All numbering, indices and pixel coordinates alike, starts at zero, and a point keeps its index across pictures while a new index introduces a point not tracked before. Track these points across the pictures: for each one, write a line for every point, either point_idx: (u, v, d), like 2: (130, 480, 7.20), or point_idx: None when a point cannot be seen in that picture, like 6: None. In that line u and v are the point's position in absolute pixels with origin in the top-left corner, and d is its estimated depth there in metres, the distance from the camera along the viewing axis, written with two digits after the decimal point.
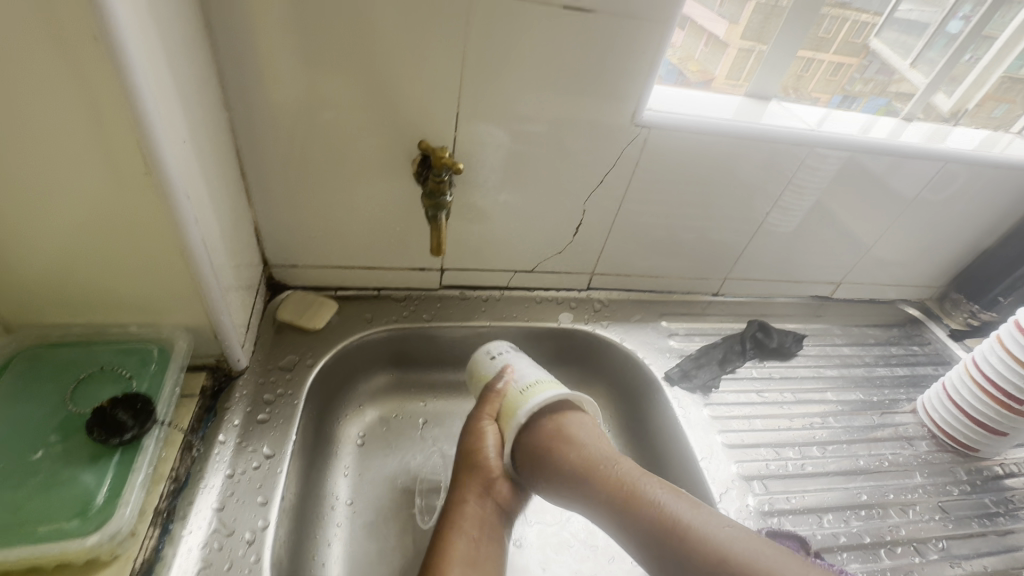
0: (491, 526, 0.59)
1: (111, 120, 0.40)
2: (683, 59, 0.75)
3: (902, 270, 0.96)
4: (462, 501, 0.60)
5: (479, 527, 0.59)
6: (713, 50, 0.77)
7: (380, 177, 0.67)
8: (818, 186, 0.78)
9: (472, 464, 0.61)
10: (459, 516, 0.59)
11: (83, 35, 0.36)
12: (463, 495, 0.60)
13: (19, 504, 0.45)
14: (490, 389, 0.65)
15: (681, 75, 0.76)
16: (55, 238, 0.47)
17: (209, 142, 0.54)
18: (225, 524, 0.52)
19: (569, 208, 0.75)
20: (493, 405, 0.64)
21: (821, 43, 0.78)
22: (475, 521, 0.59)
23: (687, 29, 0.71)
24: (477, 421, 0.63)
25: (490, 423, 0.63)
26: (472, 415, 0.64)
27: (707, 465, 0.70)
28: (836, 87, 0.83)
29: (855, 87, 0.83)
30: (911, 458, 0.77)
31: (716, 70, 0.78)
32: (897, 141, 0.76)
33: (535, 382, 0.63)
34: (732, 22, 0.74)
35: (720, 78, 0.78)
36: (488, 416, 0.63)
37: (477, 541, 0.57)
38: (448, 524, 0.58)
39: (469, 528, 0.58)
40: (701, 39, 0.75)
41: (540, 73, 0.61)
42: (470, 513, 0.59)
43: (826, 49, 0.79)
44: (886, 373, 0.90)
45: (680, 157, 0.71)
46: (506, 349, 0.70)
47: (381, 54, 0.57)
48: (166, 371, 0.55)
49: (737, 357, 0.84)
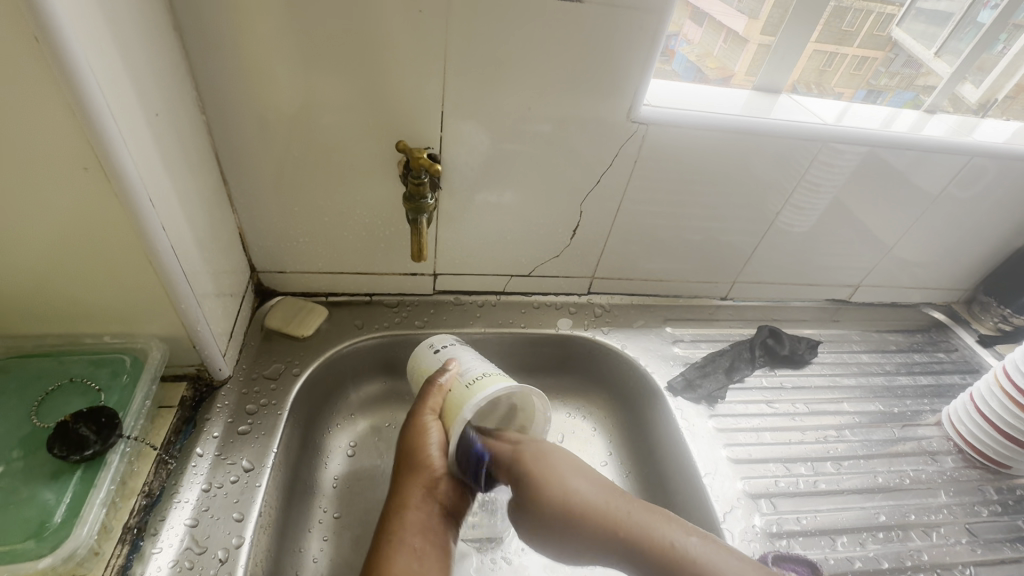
0: (436, 532, 0.55)
1: (62, 124, 0.39)
2: (701, 56, 0.72)
3: (926, 272, 0.90)
4: (403, 507, 0.55)
5: (422, 536, 0.54)
6: (732, 46, 0.73)
7: (368, 179, 0.65)
8: (834, 184, 0.74)
9: (414, 465, 0.56)
10: (401, 525, 0.54)
11: (24, 35, 0.35)
12: (405, 500, 0.55)
13: None
14: (431, 382, 0.59)
15: (699, 72, 0.73)
16: (18, 249, 0.46)
17: (180, 147, 0.52)
18: (198, 542, 0.51)
19: (565, 210, 0.71)
20: (434, 399, 0.58)
21: (844, 37, 0.74)
22: (419, 530, 0.54)
23: (705, 27, 0.70)
24: (416, 417, 0.57)
25: (432, 419, 0.57)
26: (411, 412, 0.58)
27: (711, 482, 0.66)
28: (862, 81, 0.78)
29: (881, 81, 0.79)
30: (935, 475, 0.72)
31: (736, 66, 0.74)
32: (919, 134, 0.71)
33: (482, 375, 0.58)
34: (751, 17, 0.71)
35: (740, 74, 0.74)
36: (431, 413, 0.57)
37: (421, 552, 0.53)
38: (389, 534, 0.53)
39: (411, 540, 0.53)
40: (719, 35, 0.72)
41: (527, 68, 0.58)
42: (412, 521, 0.54)
43: (850, 42, 0.75)
44: (908, 382, 0.84)
45: (681, 154, 0.67)
46: (451, 343, 0.64)
47: (359, 50, 0.55)
48: (137, 383, 0.54)
49: (746, 365, 0.80)
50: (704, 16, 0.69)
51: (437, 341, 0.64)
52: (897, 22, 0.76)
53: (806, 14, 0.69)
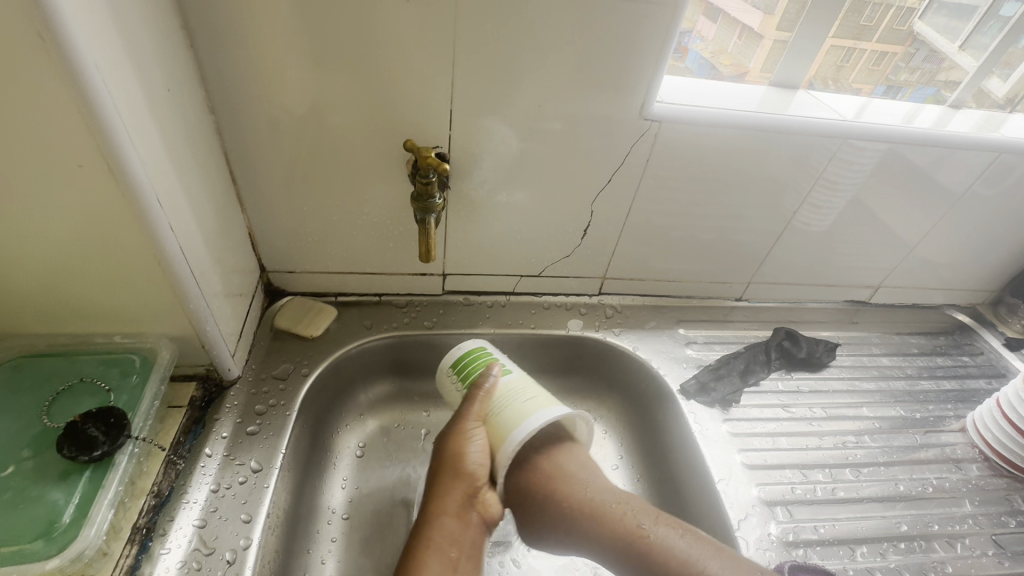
0: (474, 540, 0.54)
1: (67, 122, 0.39)
2: (715, 52, 0.70)
3: (950, 273, 0.87)
4: (442, 514, 0.54)
5: (460, 544, 0.53)
6: (746, 42, 0.71)
7: (377, 178, 0.64)
8: (854, 181, 0.72)
9: (452, 472, 0.54)
10: (438, 530, 0.53)
11: (29, 34, 0.35)
12: (443, 506, 0.54)
13: None
14: (475, 392, 0.57)
15: (714, 69, 0.71)
16: (28, 249, 0.46)
17: (189, 146, 0.52)
18: (205, 543, 0.51)
19: (576, 210, 0.70)
20: (477, 409, 0.56)
21: (863, 32, 0.72)
22: (458, 537, 0.53)
23: (720, 22, 0.69)
24: (460, 427, 0.55)
25: (479, 426, 0.56)
26: (452, 421, 0.57)
27: (724, 488, 0.65)
28: (880, 76, 0.75)
29: (901, 77, 0.76)
30: (960, 484, 0.70)
31: (751, 63, 0.72)
32: (942, 130, 0.68)
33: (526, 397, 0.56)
34: (766, 13, 0.69)
35: (754, 71, 0.72)
36: (474, 423, 0.56)
37: (457, 561, 0.52)
38: (425, 541, 0.53)
39: (448, 547, 0.52)
40: (734, 31, 0.70)
41: (536, 65, 0.57)
42: (451, 528, 0.53)
43: (868, 37, 0.72)
44: (931, 386, 0.82)
45: (695, 151, 0.65)
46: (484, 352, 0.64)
47: (368, 47, 0.54)
48: (146, 383, 0.55)
49: (761, 368, 0.78)
50: (718, 13, 0.67)
51: (485, 352, 0.61)
52: (919, 14, 0.73)
53: (824, 8, 0.66)
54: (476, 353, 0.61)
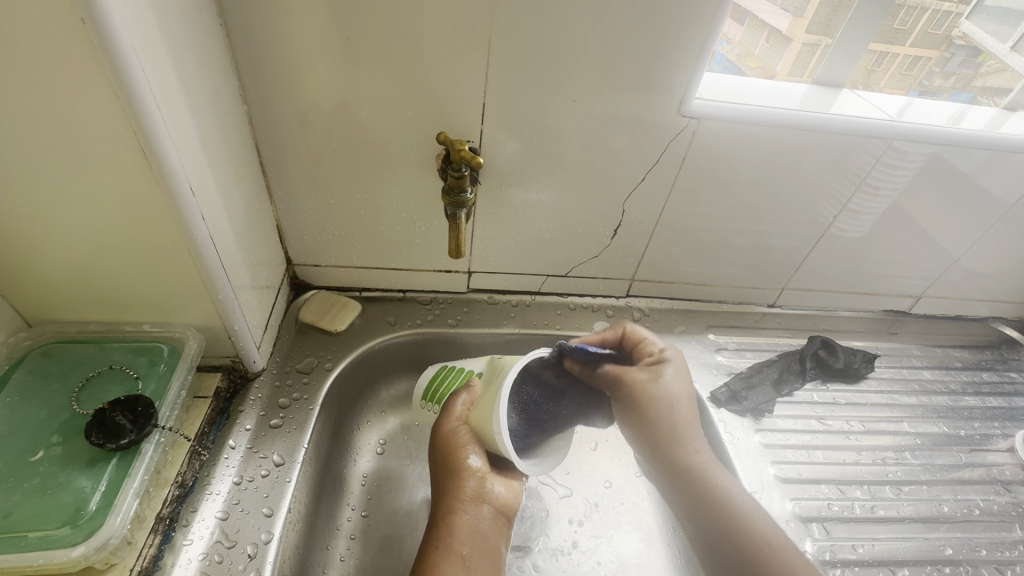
0: (484, 533, 0.56)
1: (106, 108, 0.39)
2: (741, 55, 0.66)
3: (996, 286, 0.83)
4: (450, 514, 0.55)
5: (470, 541, 0.55)
6: (775, 45, 0.67)
7: (405, 172, 0.63)
8: (896, 187, 0.68)
9: (453, 472, 0.57)
10: (448, 532, 0.54)
11: (71, 18, 0.34)
12: (452, 506, 0.56)
13: (13, 507, 0.44)
14: (454, 396, 0.61)
15: (739, 73, 0.68)
16: (66, 236, 0.47)
17: (222, 136, 0.52)
18: (227, 535, 0.51)
19: (607, 210, 0.68)
20: (458, 409, 0.60)
21: (896, 36, 0.68)
22: (467, 537, 0.55)
23: (747, 25, 0.64)
24: (445, 424, 0.59)
25: (461, 429, 0.59)
26: (437, 420, 0.61)
27: (760, 497, 0.63)
28: (913, 82, 0.71)
29: (935, 82, 0.72)
30: (1008, 507, 0.67)
31: (778, 66, 0.68)
32: (996, 133, 0.65)
33: (497, 366, 0.60)
34: (796, 15, 0.65)
35: (782, 75, 0.69)
36: (460, 421, 0.59)
37: (470, 559, 0.54)
38: (436, 541, 0.54)
39: (460, 548, 0.54)
40: (762, 34, 0.66)
41: (574, 57, 0.55)
42: (459, 528, 0.55)
43: (902, 41, 0.68)
44: (976, 403, 0.78)
45: (734, 153, 0.63)
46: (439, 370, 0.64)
47: (401, 37, 0.53)
48: (173, 373, 0.55)
49: (795, 377, 0.76)
50: (746, 15, 0.63)
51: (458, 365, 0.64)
52: (966, 15, 0.68)
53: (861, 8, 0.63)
54: (439, 373, 0.64)
